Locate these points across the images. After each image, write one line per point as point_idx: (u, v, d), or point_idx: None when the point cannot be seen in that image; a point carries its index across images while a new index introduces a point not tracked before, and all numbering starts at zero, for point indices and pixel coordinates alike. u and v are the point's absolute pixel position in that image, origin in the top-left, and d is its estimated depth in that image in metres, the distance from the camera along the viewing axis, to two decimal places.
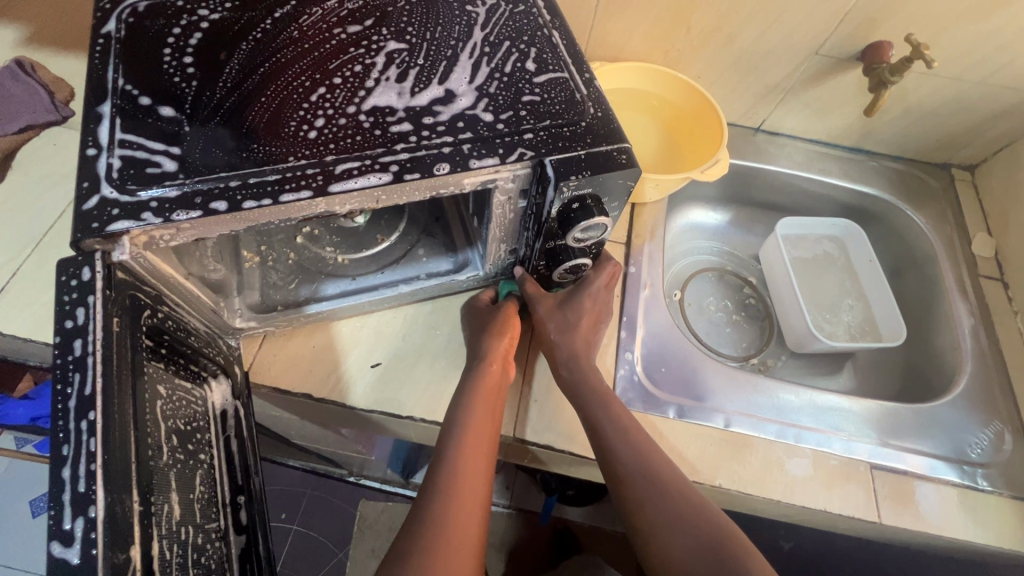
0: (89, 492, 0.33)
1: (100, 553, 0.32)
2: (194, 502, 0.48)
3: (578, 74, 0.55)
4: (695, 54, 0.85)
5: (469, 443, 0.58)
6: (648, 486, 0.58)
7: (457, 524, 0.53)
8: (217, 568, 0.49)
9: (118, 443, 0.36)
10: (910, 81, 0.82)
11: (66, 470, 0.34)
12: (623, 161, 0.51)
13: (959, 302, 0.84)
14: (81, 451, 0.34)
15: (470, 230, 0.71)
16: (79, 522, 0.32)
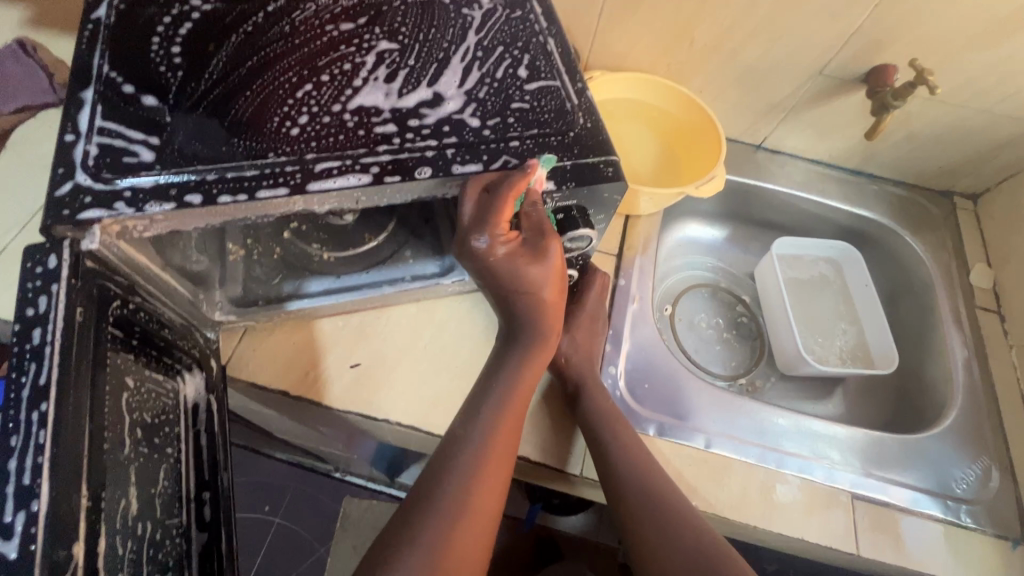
0: (33, 485, 0.34)
1: (38, 548, 0.33)
2: (156, 496, 0.48)
3: (571, 83, 0.54)
4: (697, 68, 0.84)
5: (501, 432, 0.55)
6: (649, 509, 0.58)
7: (473, 512, 0.51)
8: (175, 565, 0.49)
9: (69, 435, 0.37)
10: (914, 106, 0.81)
11: (13, 462, 0.35)
12: (610, 174, 0.50)
13: (954, 332, 0.82)
14: (30, 443, 0.35)
15: None
16: (21, 515, 0.34)
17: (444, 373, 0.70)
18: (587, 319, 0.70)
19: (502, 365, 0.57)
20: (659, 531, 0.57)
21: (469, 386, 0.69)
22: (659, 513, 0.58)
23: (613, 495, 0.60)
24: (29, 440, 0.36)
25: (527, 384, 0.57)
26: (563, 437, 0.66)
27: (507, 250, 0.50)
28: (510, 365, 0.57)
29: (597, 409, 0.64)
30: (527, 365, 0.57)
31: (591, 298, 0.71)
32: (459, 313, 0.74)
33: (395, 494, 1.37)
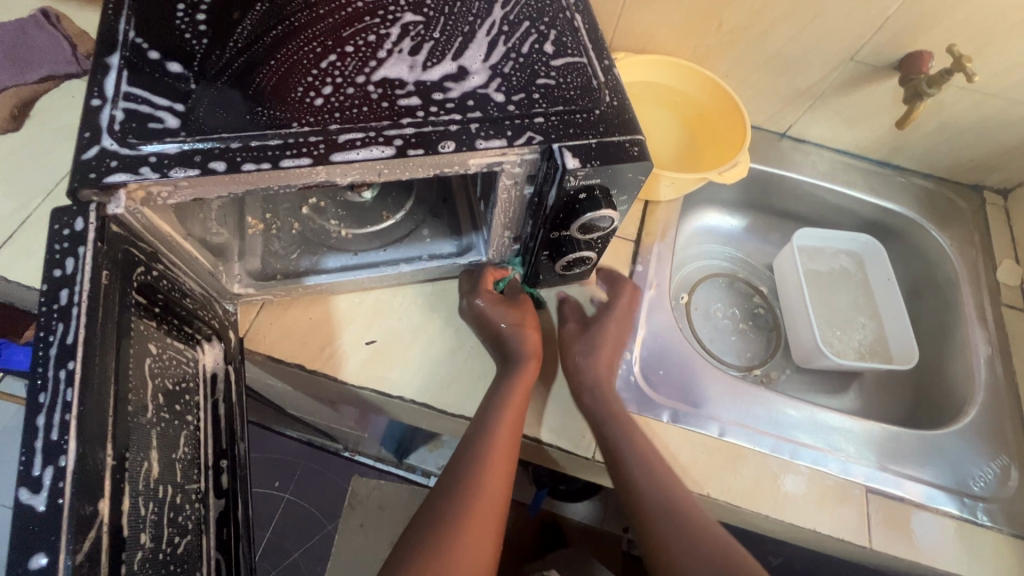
0: (62, 442, 0.35)
1: (66, 502, 0.33)
2: (176, 461, 0.49)
3: (597, 61, 0.53)
4: (724, 52, 0.82)
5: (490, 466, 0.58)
6: (669, 509, 0.58)
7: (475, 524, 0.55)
8: (194, 529, 0.49)
9: (96, 393, 0.37)
10: (948, 95, 0.78)
11: (42, 418, 0.35)
12: (635, 153, 0.49)
13: (976, 329, 0.81)
14: (58, 399, 0.36)
15: (476, 214, 0.70)
16: (49, 470, 0.34)
17: (459, 354, 0.70)
18: (612, 339, 0.68)
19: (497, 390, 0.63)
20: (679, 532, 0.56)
21: (484, 367, 0.69)
22: (678, 515, 0.57)
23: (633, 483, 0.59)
24: (57, 397, 0.36)
25: (511, 421, 0.60)
26: (577, 422, 0.67)
27: (491, 302, 0.67)
28: (494, 406, 0.61)
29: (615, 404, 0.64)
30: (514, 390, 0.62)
31: (614, 318, 0.70)
32: None
33: (403, 474, 1.39)
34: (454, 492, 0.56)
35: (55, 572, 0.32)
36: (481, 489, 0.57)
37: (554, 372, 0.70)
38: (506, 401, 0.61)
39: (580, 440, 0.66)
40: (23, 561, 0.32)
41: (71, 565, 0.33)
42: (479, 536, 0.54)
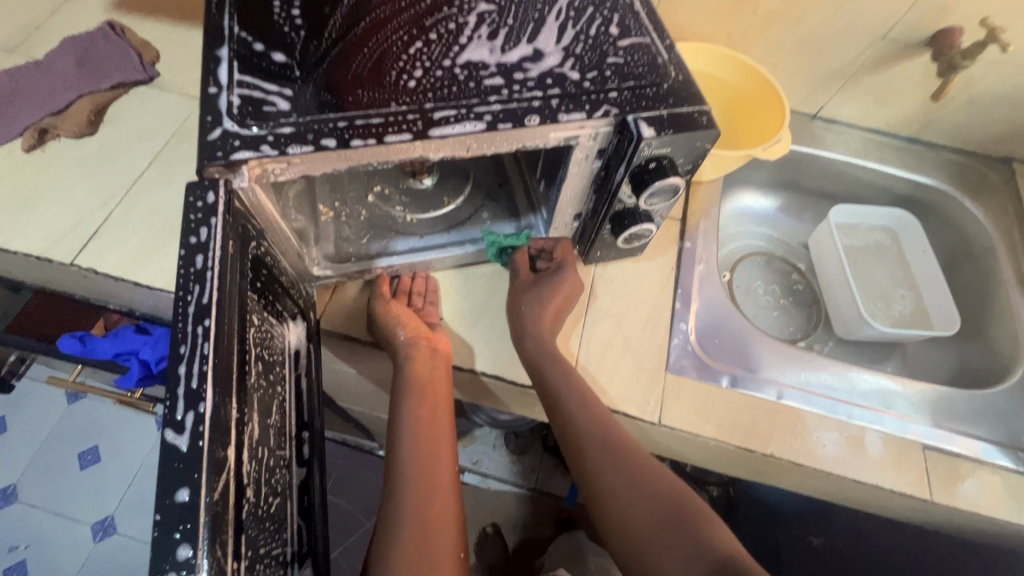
0: (200, 390, 0.39)
1: (206, 445, 0.38)
2: (270, 427, 0.52)
3: (660, 41, 0.57)
4: (759, 37, 0.86)
5: (431, 478, 0.61)
6: (608, 474, 0.63)
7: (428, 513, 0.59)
8: (283, 492, 0.53)
9: (225, 349, 0.41)
10: (979, 68, 0.81)
11: (183, 367, 0.39)
12: (704, 122, 0.53)
13: (1017, 294, 0.83)
14: (196, 351, 0.40)
15: (533, 195, 0.74)
16: (190, 415, 0.38)
17: None
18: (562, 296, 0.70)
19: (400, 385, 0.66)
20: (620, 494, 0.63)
21: None
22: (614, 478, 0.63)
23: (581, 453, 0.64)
24: (196, 349, 0.40)
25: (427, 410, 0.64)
26: (641, 389, 0.69)
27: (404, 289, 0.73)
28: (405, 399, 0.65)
29: (557, 396, 0.65)
30: (416, 377, 0.65)
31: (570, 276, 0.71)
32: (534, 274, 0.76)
33: None
34: (405, 511, 0.59)
35: (195, 507, 0.36)
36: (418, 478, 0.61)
37: (615, 343, 0.73)
38: (415, 414, 0.64)
39: (644, 406, 0.68)
40: (168, 494, 0.36)
41: (209, 502, 0.37)
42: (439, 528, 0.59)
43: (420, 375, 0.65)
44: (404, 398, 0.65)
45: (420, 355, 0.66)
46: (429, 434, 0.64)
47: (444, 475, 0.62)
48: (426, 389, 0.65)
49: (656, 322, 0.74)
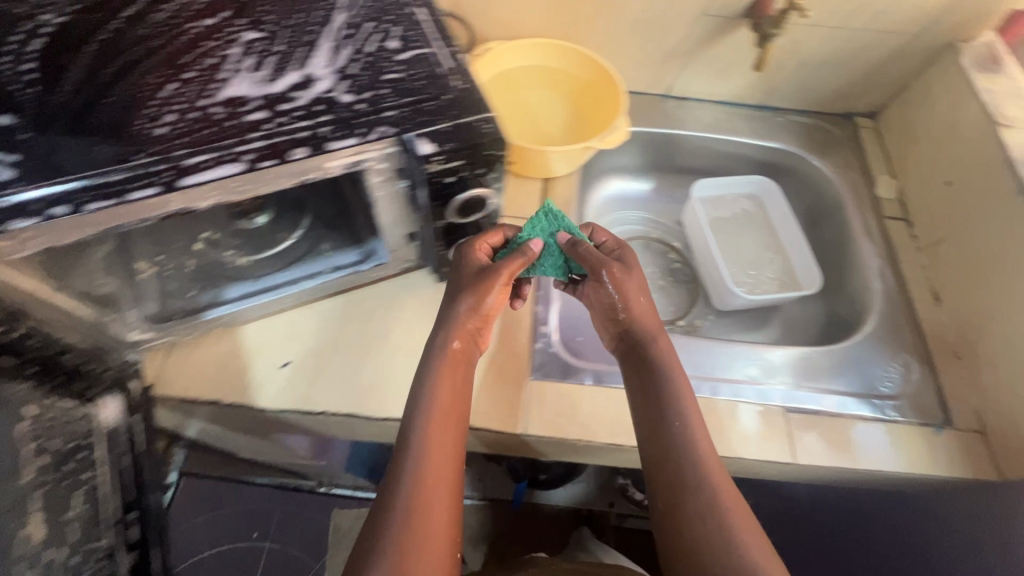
0: None
1: None
2: (66, 522, 0.53)
3: (442, 49, 0.55)
4: (590, 26, 0.85)
5: (428, 474, 0.52)
6: (679, 465, 0.57)
7: (430, 516, 0.51)
8: None
9: None
10: (798, 32, 0.83)
11: None
12: (488, 132, 0.51)
13: (867, 245, 0.86)
14: None
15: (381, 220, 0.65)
16: None
17: (378, 359, 0.70)
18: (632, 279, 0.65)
19: (424, 371, 0.58)
20: (687, 480, 0.56)
21: (403, 367, 0.70)
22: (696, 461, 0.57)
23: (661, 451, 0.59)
24: None
25: (447, 395, 0.57)
26: (503, 403, 0.67)
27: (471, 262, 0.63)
28: (425, 384, 0.57)
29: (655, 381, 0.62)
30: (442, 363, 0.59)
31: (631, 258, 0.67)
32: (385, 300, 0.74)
33: None
34: (396, 519, 0.50)
35: None
36: (419, 475, 0.52)
37: (476, 358, 0.71)
38: (436, 400, 0.56)
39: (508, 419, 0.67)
40: None
41: None
42: (435, 538, 0.50)
43: (445, 361, 0.59)
44: (443, 379, 0.58)
45: (459, 338, 0.61)
46: (448, 421, 0.56)
47: (445, 463, 0.53)
48: (457, 368, 0.59)
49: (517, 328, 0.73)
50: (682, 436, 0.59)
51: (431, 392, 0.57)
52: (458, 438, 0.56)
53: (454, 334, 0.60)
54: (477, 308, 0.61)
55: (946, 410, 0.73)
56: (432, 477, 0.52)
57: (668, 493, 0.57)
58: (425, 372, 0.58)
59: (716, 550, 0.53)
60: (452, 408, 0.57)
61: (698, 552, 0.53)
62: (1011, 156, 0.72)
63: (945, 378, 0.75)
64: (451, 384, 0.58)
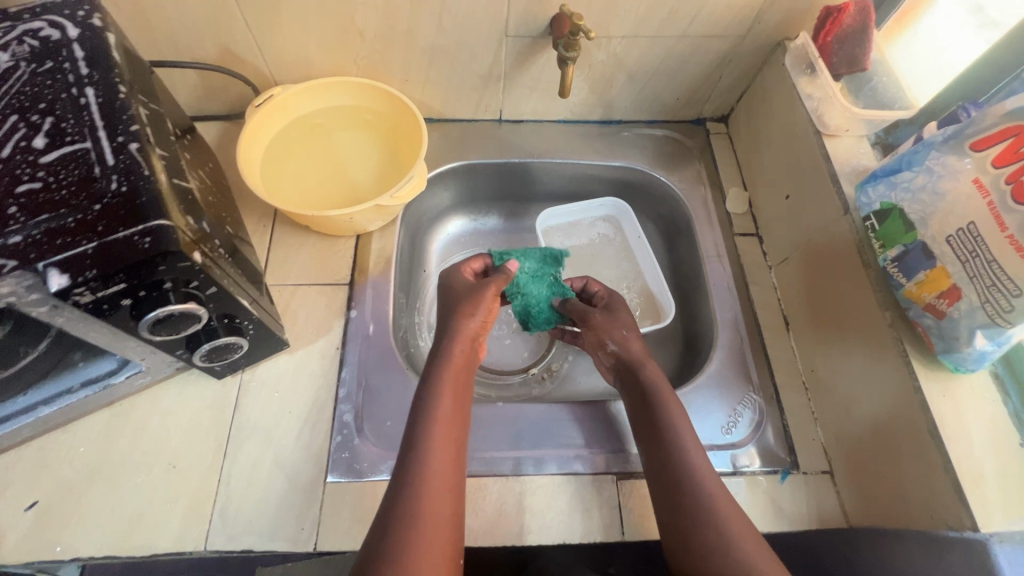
0: None
1: None
2: None
3: (106, 141, 0.45)
4: (386, 58, 0.76)
5: (429, 482, 0.51)
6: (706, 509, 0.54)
7: (433, 524, 0.49)
8: None
9: None
10: (614, 44, 0.75)
11: None
12: (147, 247, 0.42)
13: (716, 269, 0.79)
14: None
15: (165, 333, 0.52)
16: None
17: (147, 481, 0.61)
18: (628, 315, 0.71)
19: (427, 378, 0.59)
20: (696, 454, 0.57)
21: (177, 488, 0.61)
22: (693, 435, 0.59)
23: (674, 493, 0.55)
24: None
25: (450, 400, 0.57)
26: (292, 511, 0.61)
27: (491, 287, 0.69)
28: (427, 390, 0.57)
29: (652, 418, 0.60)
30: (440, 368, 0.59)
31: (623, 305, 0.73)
32: (160, 407, 0.65)
33: None
34: (402, 533, 0.48)
35: None
36: (428, 477, 0.51)
37: (265, 464, 0.63)
38: (441, 402, 0.56)
39: (297, 534, 0.59)
40: None
41: None
42: (431, 552, 0.48)
43: (451, 364, 0.60)
44: (438, 387, 0.58)
45: (462, 342, 0.62)
46: (450, 428, 0.55)
47: (451, 472, 0.53)
48: (456, 376, 0.60)
49: (314, 422, 0.65)
50: (660, 420, 0.59)
51: (437, 396, 0.57)
52: (460, 441, 0.56)
53: (457, 338, 0.62)
54: (471, 328, 0.63)
55: (793, 451, 0.67)
56: (435, 484, 0.51)
57: (670, 472, 0.56)
58: (433, 372, 0.59)
59: (700, 513, 0.53)
60: (448, 417, 0.56)
61: (696, 525, 0.53)
62: (835, 171, 0.66)
63: (793, 415, 0.69)
64: (451, 388, 0.58)
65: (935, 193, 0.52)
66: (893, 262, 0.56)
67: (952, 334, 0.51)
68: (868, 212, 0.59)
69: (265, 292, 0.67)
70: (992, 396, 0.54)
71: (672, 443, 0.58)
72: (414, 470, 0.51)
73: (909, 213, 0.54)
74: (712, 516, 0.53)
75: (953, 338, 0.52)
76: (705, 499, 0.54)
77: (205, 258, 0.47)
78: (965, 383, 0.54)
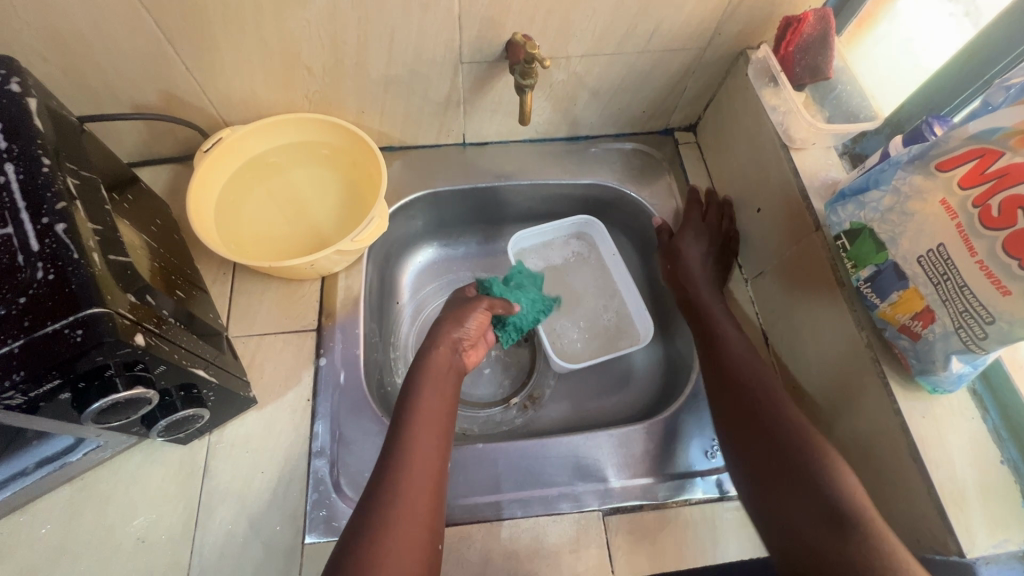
0: None
1: None
2: None
3: (29, 224, 0.42)
4: (339, 93, 0.73)
5: (408, 472, 0.54)
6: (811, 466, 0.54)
7: (410, 511, 0.52)
8: None
9: None
10: (573, 64, 0.73)
11: None
12: (79, 339, 0.39)
13: None
14: None
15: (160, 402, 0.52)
16: None
17: (115, 559, 0.58)
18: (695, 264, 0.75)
19: (412, 380, 0.63)
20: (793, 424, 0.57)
21: (148, 563, 0.58)
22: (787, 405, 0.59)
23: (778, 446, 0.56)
24: None
25: (429, 400, 0.61)
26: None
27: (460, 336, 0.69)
28: (409, 392, 0.61)
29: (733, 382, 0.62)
30: (423, 370, 0.64)
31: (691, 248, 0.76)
32: (125, 477, 0.62)
33: None
34: (377, 518, 0.51)
35: None
36: (409, 467, 0.54)
37: (239, 530, 0.60)
38: (422, 401, 0.60)
39: None
40: None
41: None
42: (405, 538, 0.50)
43: (430, 366, 0.64)
44: (422, 384, 0.62)
45: (442, 345, 0.67)
46: (430, 419, 0.59)
47: (430, 458, 0.56)
48: (440, 373, 0.64)
49: (288, 482, 0.63)
50: (752, 396, 0.60)
51: (418, 396, 0.61)
52: (444, 438, 0.59)
53: (439, 342, 0.67)
54: (450, 333, 0.68)
55: None
56: (412, 471, 0.54)
57: (770, 444, 0.57)
58: (415, 371, 0.64)
59: (807, 479, 0.53)
60: (430, 416, 0.59)
61: (802, 492, 0.53)
62: (804, 186, 0.65)
63: None
64: (433, 385, 0.62)
65: (903, 214, 0.51)
66: (866, 282, 0.55)
67: (928, 358, 0.51)
68: (839, 231, 0.59)
69: (228, 349, 0.64)
70: (971, 413, 0.54)
71: (767, 416, 0.58)
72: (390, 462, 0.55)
73: (879, 232, 0.53)
74: (821, 480, 0.52)
75: (929, 362, 0.51)
76: (810, 461, 0.54)
77: (150, 338, 0.45)
78: (945, 402, 0.54)
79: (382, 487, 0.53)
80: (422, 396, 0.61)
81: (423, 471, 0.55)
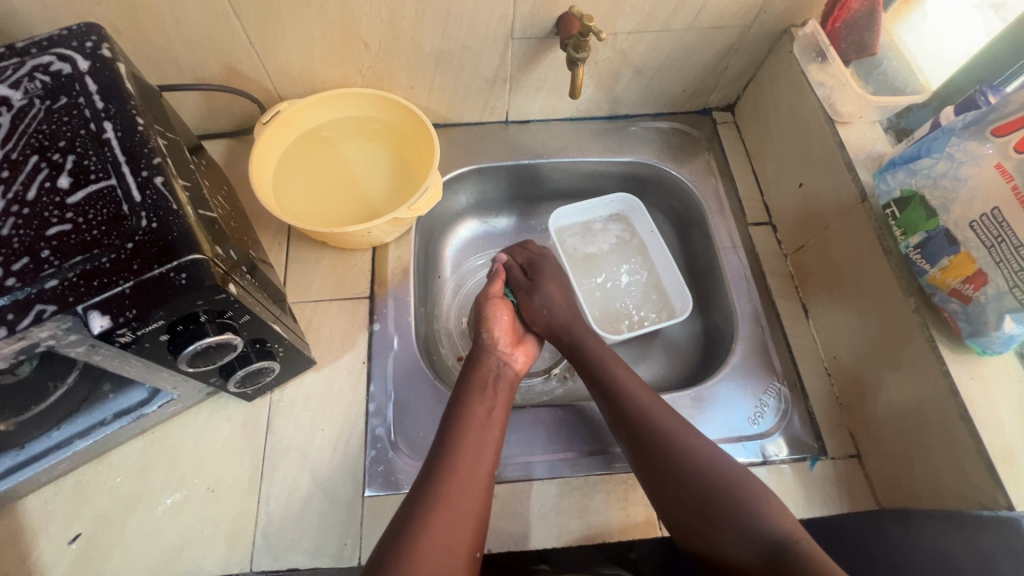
0: None
1: None
2: None
3: (130, 176, 0.45)
4: (392, 68, 0.75)
5: (451, 478, 0.55)
6: (721, 531, 0.54)
7: (451, 519, 0.52)
8: None
9: None
10: (620, 40, 0.75)
11: None
12: (183, 282, 0.42)
13: (732, 259, 0.79)
14: None
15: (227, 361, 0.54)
16: None
17: (188, 507, 0.61)
18: (559, 291, 0.75)
19: (461, 388, 0.65)
20: (690, 458, 0.58)
21: (217, 511, 0.61)
22: (691, 437, 0.60)
23: (686, 515, 0.56)
24: None
25: (480, 412, 0.62)
26: (333, 526, 0.61)
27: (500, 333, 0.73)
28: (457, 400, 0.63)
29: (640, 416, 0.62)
30: (473, 380, 0.65)
31: (549, 266, 0.77)
32: (194, 432, 0.65)
33: None
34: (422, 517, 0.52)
35: None
36: (458, 475, 0.55)
37: (302, 483, 0.63)
38: (472, 407, 0.62)
39: (339, 550, 0.60)
40: None
41: None
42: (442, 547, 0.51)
43: (478, 377, 0.66)
44: (471, 391, 0.64)
45: (489, 359, 0.69)
46: (481, 426, 0.60)
47: (480, 466, 0.57)
48: (488, 384, 0.66)
49: (347, 438, 0.65)
50: (647, 448, 0.60)
51: (467, 403, 0.62)
52: (493, 442, 0.60)
53: (485, 354, 0.69)
54: (488, 346, 0.71)
55: (820, 437, 0.67)
56: (458, 479, 0.55)
57: (695, 495, 0.56)
58: (464, 379, 0.66)
59: (735, 514, 0.54)
60: (477, 424, 0.60)
61: (738, 538, 0.53)
62: (850, 158, 0.67)
63: (817, 401, 0.69)
64: (481, 393, 0.64)
65: (956, 180, 0.53)
66: (915, 249, 0.57)
67: (979, 319, 0.53)
68: (888, 200, 0.60)
69: (289, 312, 0.67)
70: (1019, 375, 0.55)
71: (677, 463, 0.58)
72: (441, 466, 0.56)
73: (931, 200, 0.55)
74: (747, 519, 0.54)
75: (980, 323, 0.53)
76: (738, 508, 0.54)
77: (238, 287, 0.48)
78: (992, 364, 0.55)
79: (441, 472, 0.55)
80: (472, 405, 0.62)
81: (470, 475, 0.56)
